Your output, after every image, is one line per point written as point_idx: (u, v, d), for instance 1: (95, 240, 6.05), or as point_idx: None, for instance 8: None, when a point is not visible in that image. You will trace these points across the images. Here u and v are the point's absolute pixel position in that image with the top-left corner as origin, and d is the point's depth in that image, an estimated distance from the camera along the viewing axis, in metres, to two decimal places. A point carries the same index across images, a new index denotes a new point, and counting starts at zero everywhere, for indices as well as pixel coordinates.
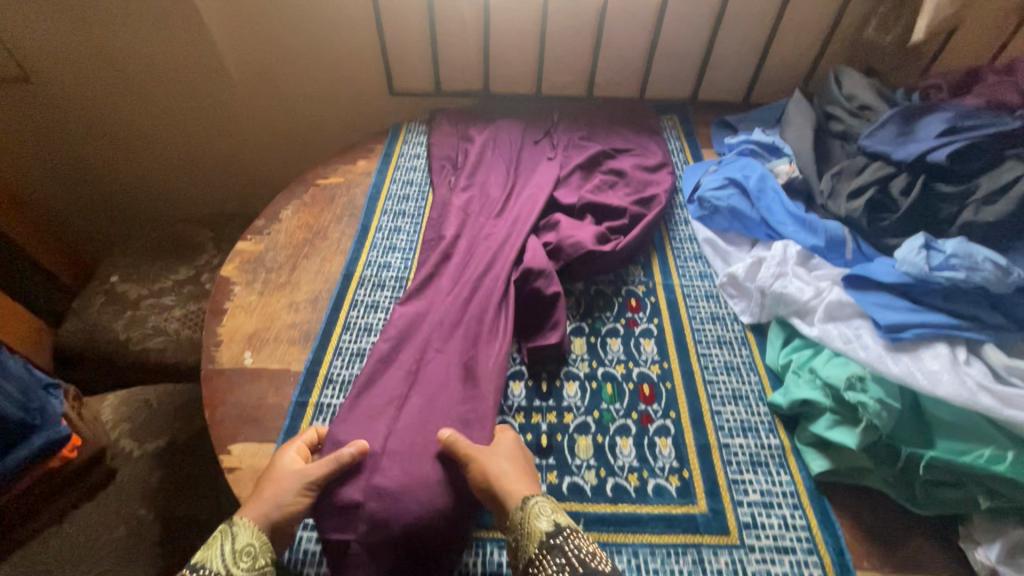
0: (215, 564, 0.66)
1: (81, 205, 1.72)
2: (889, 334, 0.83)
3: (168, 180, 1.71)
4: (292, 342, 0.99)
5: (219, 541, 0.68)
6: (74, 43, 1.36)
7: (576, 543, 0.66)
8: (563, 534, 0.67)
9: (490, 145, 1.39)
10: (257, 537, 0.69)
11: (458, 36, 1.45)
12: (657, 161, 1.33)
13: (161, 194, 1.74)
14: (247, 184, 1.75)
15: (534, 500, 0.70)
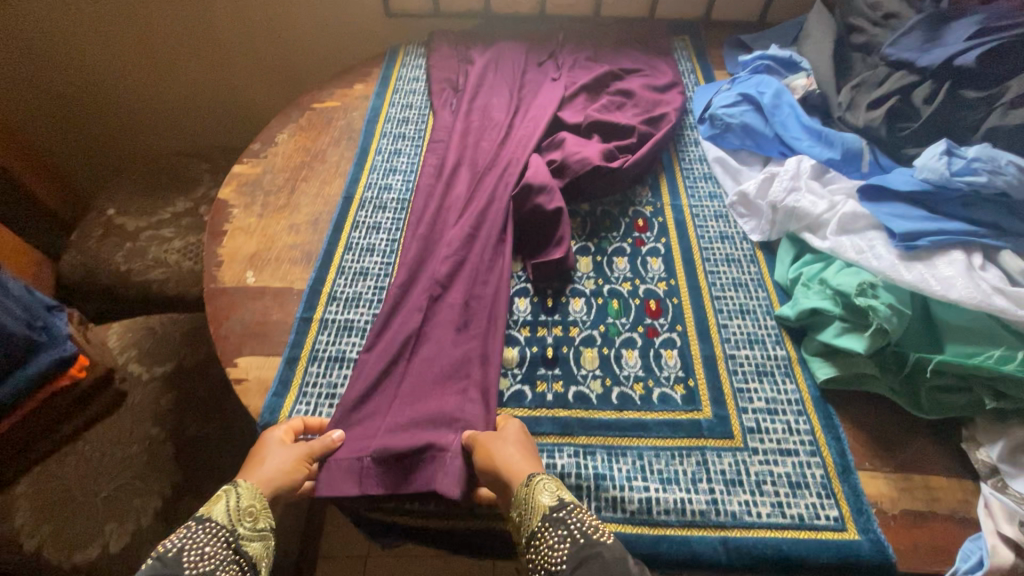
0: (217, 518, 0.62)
1: (74, 148, 1.68)
2: (903, 243, 0.81)
3: (161, 112, 1.66)
4: (294, 262, 0.98)
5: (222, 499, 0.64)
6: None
7: (580, 518, 0.61)
8: (566, 508, 0.62)
9: (492, 66, 1.33)
10: (258, 499, 0.66)
11: None
12: (667, 81, 1.27)
13: (154, 128, 1.70)
14: (242, 117, 1.70)
15: (539, 477, 0.64)
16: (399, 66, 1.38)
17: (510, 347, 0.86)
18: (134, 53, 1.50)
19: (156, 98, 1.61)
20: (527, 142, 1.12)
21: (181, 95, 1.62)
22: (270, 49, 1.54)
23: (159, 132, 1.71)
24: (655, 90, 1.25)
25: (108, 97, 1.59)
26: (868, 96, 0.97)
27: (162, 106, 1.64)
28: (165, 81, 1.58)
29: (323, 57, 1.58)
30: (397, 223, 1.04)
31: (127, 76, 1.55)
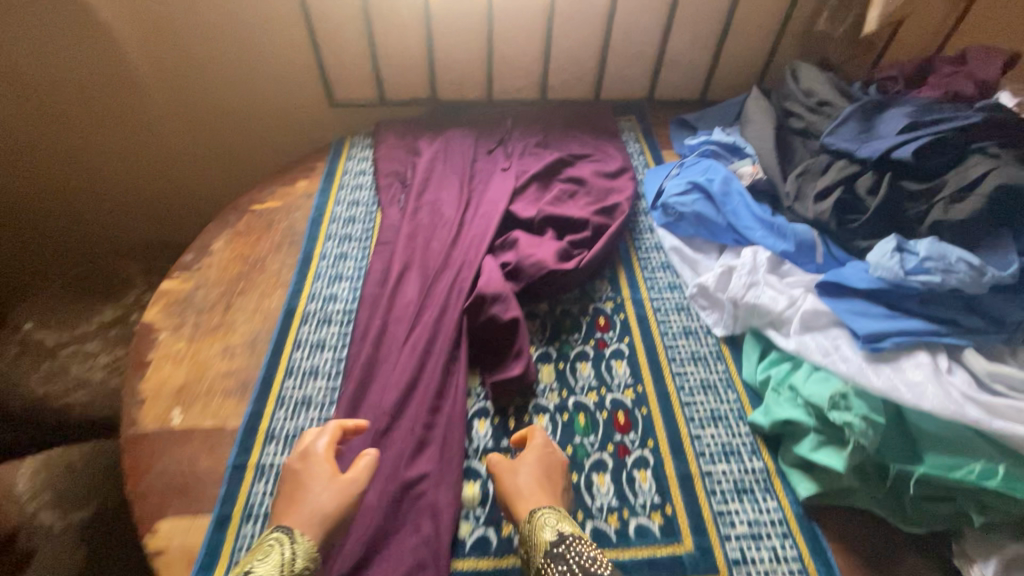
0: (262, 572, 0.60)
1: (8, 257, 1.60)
2: (868, 344, 0.79)
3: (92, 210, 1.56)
4: (227, 394, 0.88)
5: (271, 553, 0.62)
6: None
7: (579, 550, 0.63)
8: (565, 541, 0.64)
9: (441, 157, 1.30)
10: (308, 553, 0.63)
11: (399, 41, 1.35)
12: (617, 166, 1.27)
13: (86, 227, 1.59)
14: (184, 213, 1.62)
15: (541, 511, 0.68)
16: (345, 159, 1.34)
17: (471, 482, 0.78)
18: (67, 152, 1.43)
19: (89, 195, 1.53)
20: (480, 241, 1.09)
21: (117, 190, 1.54)
22: (212, 143, 1.49)
23: (91, 230, 1.60)
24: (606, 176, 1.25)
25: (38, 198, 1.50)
26: (814, 186, 0.98)
27: (96, 204, 1.55)
28: (102, 179, 1.51)
29: (267, 148, 1.53)
30: (343, 338, 0.96)
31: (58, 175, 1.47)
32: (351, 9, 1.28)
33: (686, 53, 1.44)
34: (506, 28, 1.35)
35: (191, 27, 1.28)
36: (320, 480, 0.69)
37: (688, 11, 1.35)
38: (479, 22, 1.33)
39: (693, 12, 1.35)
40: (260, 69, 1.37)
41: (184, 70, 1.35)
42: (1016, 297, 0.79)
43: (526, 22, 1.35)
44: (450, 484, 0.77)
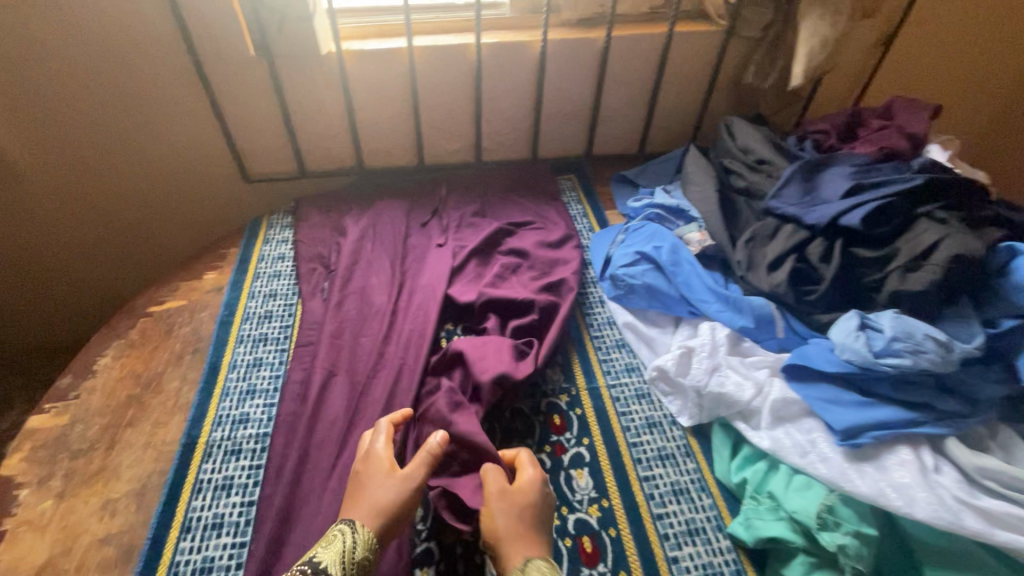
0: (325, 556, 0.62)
1: None
2: (846, 441, 0.72)
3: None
4: (105, 570, 0.71)
5: (338, 538, 0.65)
6: None
7: None
8: None
9: (369, 234, 1.18)
10: (368, 553, 0.65)
11: (317, 109, 1.24)
12: (560, 234, 1.19)
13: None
14: (96, 297, 1.49)
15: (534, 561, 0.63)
16: (260, 242, 1.20)
17: None
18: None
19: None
20: (420, 338, 0.97)
21: (5, 280, 1.38)
22: (111, 226, 1.34)
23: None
24: (550, 247, 1.17)
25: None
26: (765, 255, 0.93)
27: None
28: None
29: (175, 228, 1.38)
30: (254, 473, 0.81)
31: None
32: (258, 80, 1.16)
33: (621, 109, 1.40)
34: (433, 91, 1.27)
35: (70, 106, 1.13)
36: (390, 489, 0.70)
37: (619, 67, 1.31)
38: (403, 87, 1.25)
39: (624, 69, 1.32)
40: (158, 146, 1.22)
41: (66, 151, 1.19)
42: (983, 370, 0.76)
43: (454, 85, 1.27)
44: None
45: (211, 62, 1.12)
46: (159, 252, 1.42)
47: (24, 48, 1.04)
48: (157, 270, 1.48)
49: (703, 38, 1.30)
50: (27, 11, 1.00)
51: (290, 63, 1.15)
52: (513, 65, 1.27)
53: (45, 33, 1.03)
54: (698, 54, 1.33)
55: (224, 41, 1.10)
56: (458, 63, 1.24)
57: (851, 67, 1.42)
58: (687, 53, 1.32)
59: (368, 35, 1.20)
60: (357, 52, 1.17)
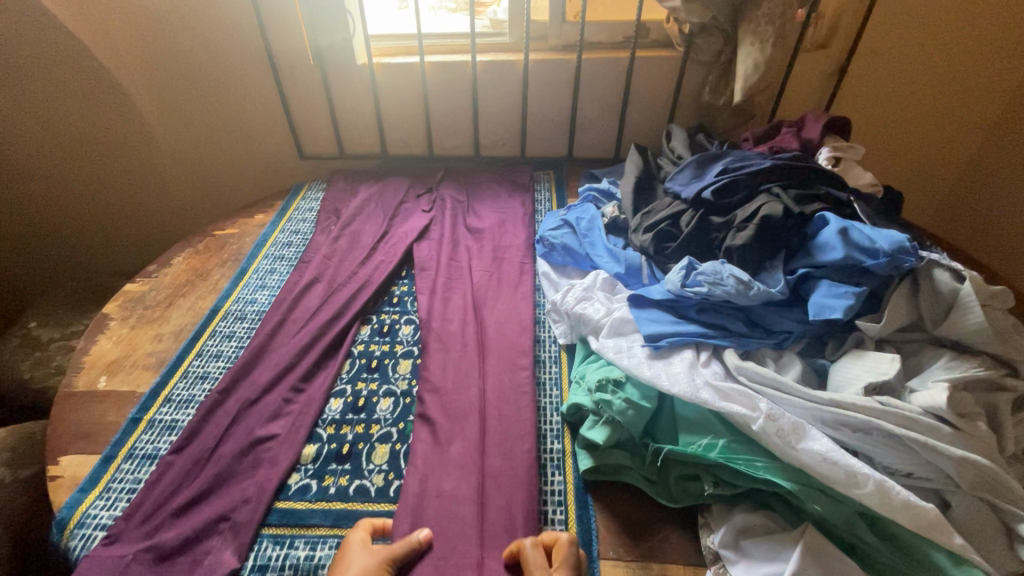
0: None
1: (34, 268, 2.03)
2: (649, 343, 0.93)
3: (121, 232, 1.99)
4: (146, 368, 1.09)
5: None
6: (36, 123, 1.71)
7: None
8: None
9: (374, 198, 1.55)
10: None
11: (354, 107, 1.66)
12: (517, 213, 1.49)
13: (119, 242, 2.02)
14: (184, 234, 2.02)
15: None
16: (297, 200, 1.61)
17: (311, 443, 0.94)
18: (103, 186, 1.87)
19: (121, 217, 1.95)
20: (388, 267, 1.31)
21: (138, 216, 1.95)
22: (210, 181, 1.85)
23: (122, 245, 2.03)
24: (505, 221, 1.46)
25: (78, 221, 1.94)
26: (649, 220, 1.16)
27: (124, 221, 1.96)
28: (130, 205, 1.92)
29: (250, 188, 1.87)
30: (249, 331, 1.17)
31: (97, 200, 1.90)
32: (313, 82, 1.61)
33: (596, 118, 1.67)
34: (440, 98, 1.65)
35: (192, 93, 1.64)
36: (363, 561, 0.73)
37: (590, 84, 1.60)
38: (417, 92, 1.63)
39: (595, 84, 1.60)
40: (244, 125, 1.71)
41: (184, 124, 1.71)
42: (785, 310, 0.93)
43: (457, 92, 1.64)
44: (292, 443, 0.93)
45: (283, 66, 1.58)
46: (236, 202, 1.91)
47: (169, 58, 1.57)
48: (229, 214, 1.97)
49: (663, 62, 1.55)
50: (175, 37, 1.54)
51: (336, 71, 1.58)
52: (504, 79, 1.61)
53: (182, 45, 1.55)
54: (661, 74, 1.58)
55: (294, 54, 1.56)
56: (460, 75, 1.60)
57: (809, 92, 1.59)
58: (649, 74, 1.58)
59: (397, 52, 1.62)
60: (384, 64, 1.58)
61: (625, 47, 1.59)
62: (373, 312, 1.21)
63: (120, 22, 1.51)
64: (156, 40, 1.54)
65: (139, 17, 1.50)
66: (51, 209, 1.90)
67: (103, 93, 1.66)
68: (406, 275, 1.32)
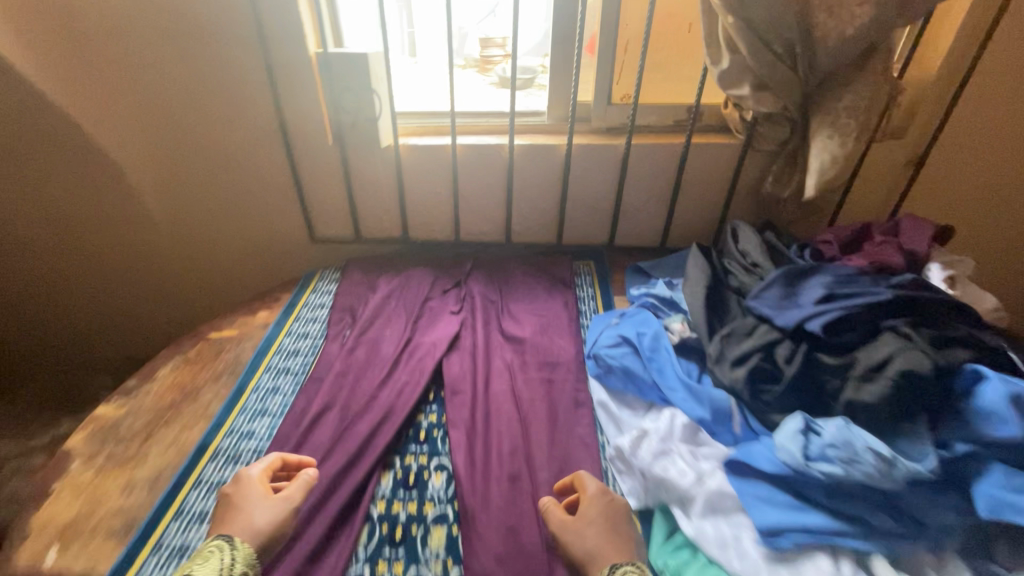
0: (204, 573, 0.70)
1: (37, 360, 1.87)
2: (766, 539, 0.74)
3: (126, 319, 1.80)
4: (109, 535, 0.86)
5: (213, 556, 0.73)
6: (21, 202, 1.54)
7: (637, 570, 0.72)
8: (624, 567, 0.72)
9: (396, 296, 1.37)
10: (247, 561, 0.74)
11: (374, 189, 1.51)
12: (556, 320, 1.29)
13: (124, 330, 1.83)
14: (194, 318, 1.81)
15: (624, 568, 0.72)
16: (307, 295, 1.42)
17: None
18: (101, 271, 1.69)
19: (117, 306, 1.76)
20: (414, 389, 1.10)
21: (146, 302, 1.76)
22: (211, 267, 1.66)
23: (129, 335, 1.84)
24: (546, 329, 1.26)
25: (78, 310, 1.77)
26: (734, 349, 0.96)
27: (127, 308, 1.77)
28: (125, 292, 1.73)
29: (256, 274, 1.68)
30: None
31: (97, 287, 1.72)
32: (332, 161, 1.46)
33: (642, 206, 1.51)
34: (470, 181, 1.49)
35: (197, 171, 1.48)
36: (265, 516, 0.81)
37: (637, 171, 1.45)
38: (446, 175, 1.48)
39: (644, 170, 1.45)
40: (252, 206, 1.54)
41: (186, 206, 1.54)
42: (939, 496, 0.72)
43: (490, 174, 1.48)
44: None
45: (301, 145, 1.43)
46: (240, 290, 1.72)
47: (172, 134, 1.42)
48: (243, 296, 1.76)
49: (720, 150, 1.41)
50: (181, 111, 1.38)
51: (358, 152, 1.44)
52: (543, 162, 1.46)
53: (187, 118, 1.39)
54: (717, 161, 1.42)
55: (312, 133, 1.41)
56: (494, 157, 1.45)
57: (880, 183, 1.44)
58: (704, 162, 1.43)
59: (424, 131, 1.48)
60: (411, 144, 1.43)
61: (677, 132, 1.45)
62: (397, 453, 0.99)
63: (123, 96, 1.36)
64: (162, 115, 1.39)
65: (143, 92, 1.36)
66: (45, 298, 1.73)
67: (98, 168, 1.49)
68: (434, 399, 1.11)
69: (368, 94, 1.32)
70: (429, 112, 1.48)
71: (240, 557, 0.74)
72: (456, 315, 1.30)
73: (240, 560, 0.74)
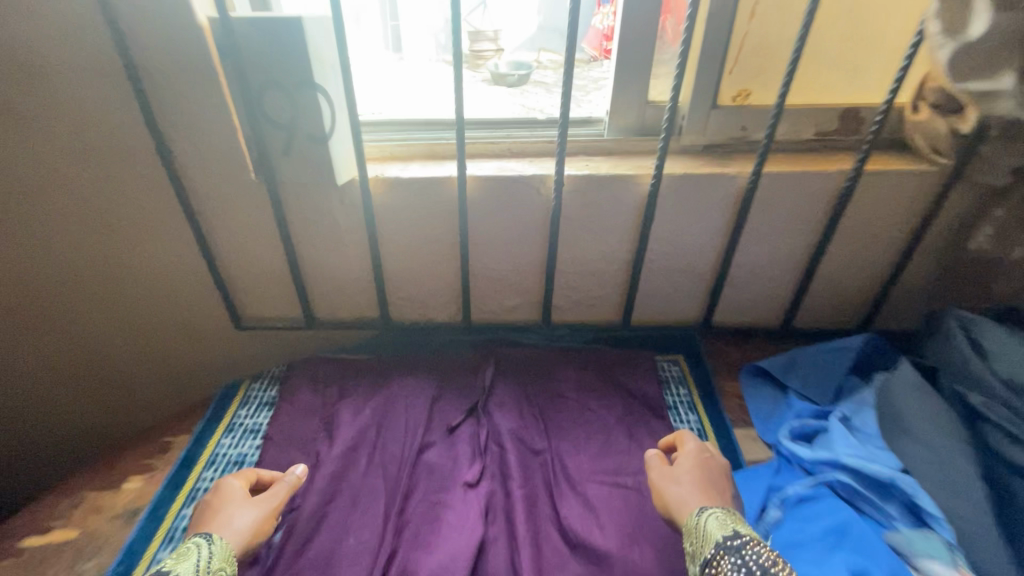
0: (182, 571, 0.53)
1: None
2: None
3: None
4: None
5: (191, 554, 0.55)
6: None
7: (756, 551, 0.54)
8: (742, 539, 0.56)
9: (369, 447, 0.80)
10: (229, 562, 0.57)
11: (331, 249, 0.93)
12: (650, 505, 0.73)
13: None
14: (80, 444, 1.10)
15: (708, 513, 0.60)
16: (217, 437, 0.84)
17: None
18: None
19: None
20: None
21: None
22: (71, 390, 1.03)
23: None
24: (636, 532, 0.70)
25: None
26: None
27: None
28: None
29: (150, 389, 1.06)
30: None
31: None
32: (259, 207, 0.88)
33: (760, 269, 0.95)
34: (487, 235, 0.92)
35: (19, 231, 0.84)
36: (242, 526, 0.62)
37: (759, 218, 0.89)
38: (448, 225, 0.91)
39: (773, 214, 0.89)
40: (130, 284, 0.93)
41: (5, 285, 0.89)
42: None
43: (523, 223, 0.91)
44: None
45: (203, 184, 0.85)
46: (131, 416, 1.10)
47: None
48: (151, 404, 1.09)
49: (899, 182, 0.85)
50: None
51: (300, 189, 0.86)
52: (610, 205, 0.89)
53: None
54: (894, 200, 0.87)
55: (220, 162, 0.83)
56: (530, 196, 0.88)
57: None
58: (868, 202, 0.87)
59: (414, 155, 0.94)
60: (389, 176, 0.86)
61: (824, 150, 0.92)
62: None
63: None
64: None
65: None
66: None
67: None
68: None
69: (309, 95, 0.75)
70: (422, 124, 0.96)
71: (217, 555, 0.56)
72: (473, 494, 0.74)
73: (221, 558, 0.56)
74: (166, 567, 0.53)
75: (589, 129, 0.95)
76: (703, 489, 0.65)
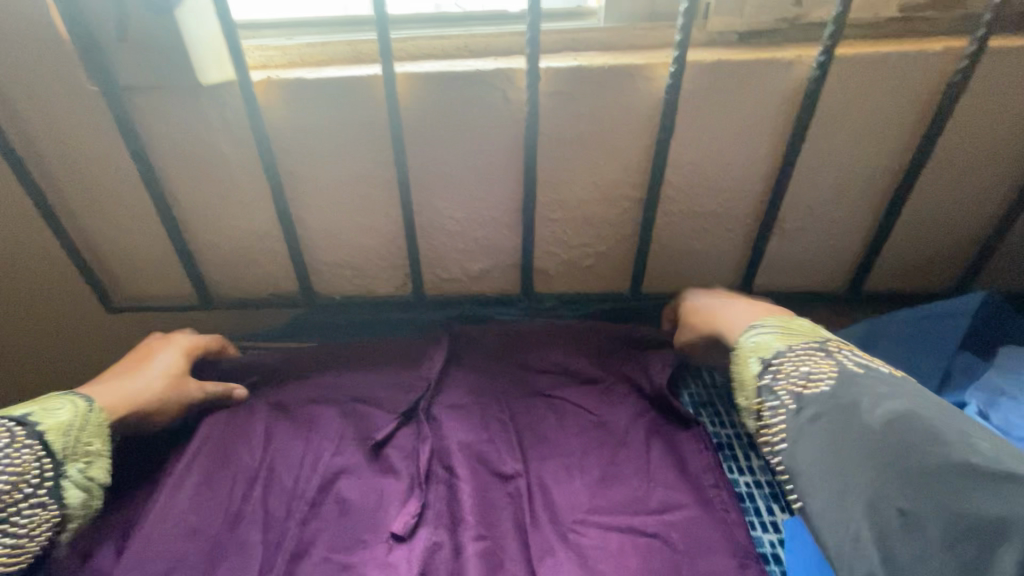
0: (48, 437, 0.46)
1: None
2: None
3: None
4: None
5: (63, 415, 0.48)
6: None
7: (790, 373, 0.48)
8: (771, 365, 0.50)
9: (256, 476, 0.54)
10: (102, 437, 0.50)
11: (217, 193, 0.66)
12: (687, 564, 0.48)
13: None
14: None
15: (744, 338, 0.54)
16: None
17: None
18: None
19: None
20: None
21: None
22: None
23: None
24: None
25: None
26: None
27: None
28: None
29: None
30: None
31: None
32: (101, 130, 0.61)
33: (821, 209, 0.68)
34: (436, 167, 0.65)
35: None
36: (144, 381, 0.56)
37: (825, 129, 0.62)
38: (379, 154, 0.64)
39: (843, 123, 0.62)
40: None
41: None
42: None
43: (484, 149, 0.64)
44: None
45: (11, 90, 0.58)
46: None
47: None
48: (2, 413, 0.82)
49: None
50: None
51: (156, 100, 0.59)
52: (607, 117, 0.62)
53: None
54: None
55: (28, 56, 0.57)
56: (491, 105, 0.61)
57: None
58: (987, 99, 0.60)
59: (331, 60, 0.67)
60: (287, 79, 0.59)
61: (908, 33, 0.62)
62: None
63: None
64: None
65: None
66: None
67: None
68: None
69: None
70: (348, 22, 0.69)
71: (90, 423, 0.50)
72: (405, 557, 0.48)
73: (94, 429, 0.50)
74: (28, 418, 0.47)
75: (578, 21, 0.68)
76: (754, 307, 0.59)
